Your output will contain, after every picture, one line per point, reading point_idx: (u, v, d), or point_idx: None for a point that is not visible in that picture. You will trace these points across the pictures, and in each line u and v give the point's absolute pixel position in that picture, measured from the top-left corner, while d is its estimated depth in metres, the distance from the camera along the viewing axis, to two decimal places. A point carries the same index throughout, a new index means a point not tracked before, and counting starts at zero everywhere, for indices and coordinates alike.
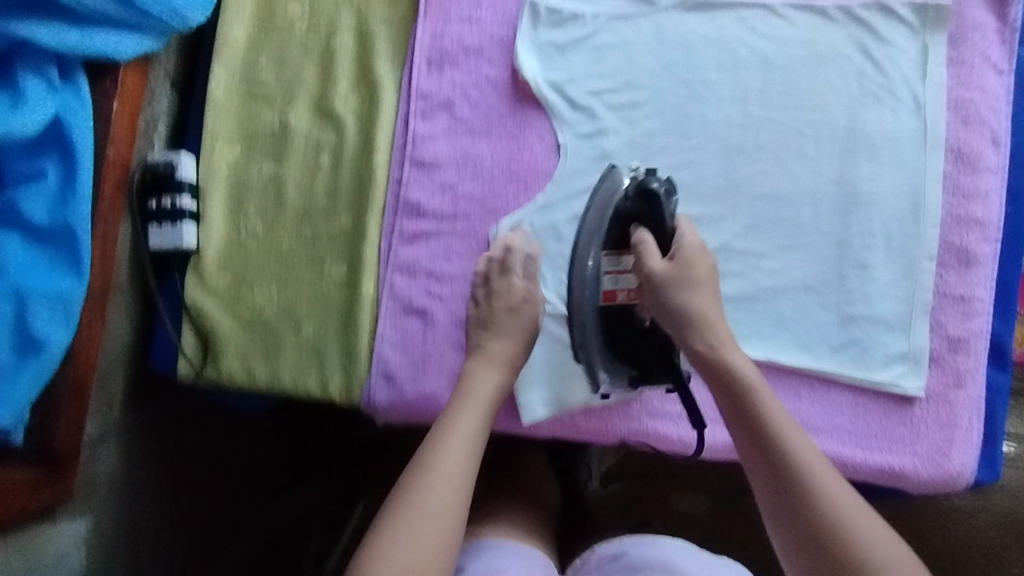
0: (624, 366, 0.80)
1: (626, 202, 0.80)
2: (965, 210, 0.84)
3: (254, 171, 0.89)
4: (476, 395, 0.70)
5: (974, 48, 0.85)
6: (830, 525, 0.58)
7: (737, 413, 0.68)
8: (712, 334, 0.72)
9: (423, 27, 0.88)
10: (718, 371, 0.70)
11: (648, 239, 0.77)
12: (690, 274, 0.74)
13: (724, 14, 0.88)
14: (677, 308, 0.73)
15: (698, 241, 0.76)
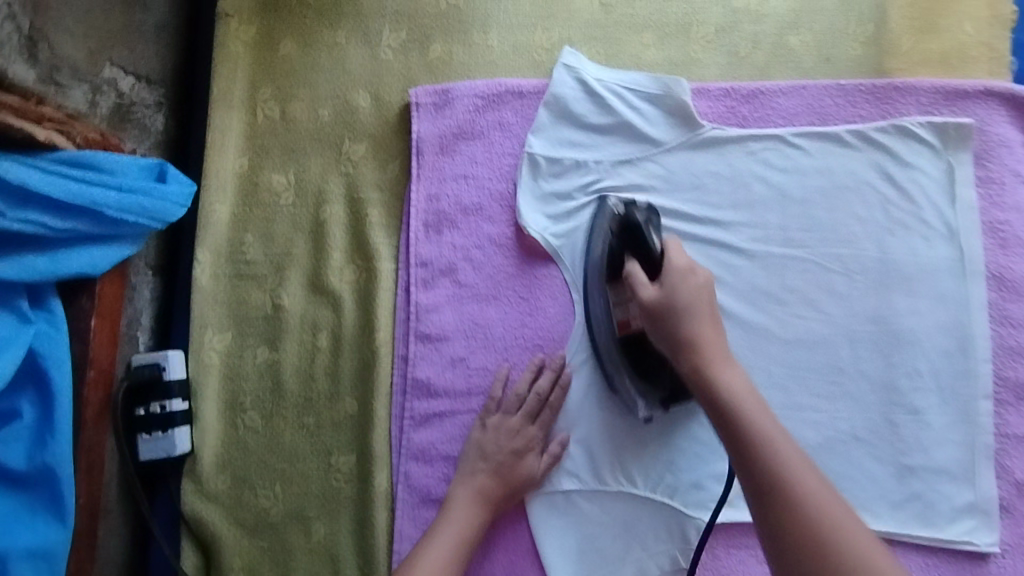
0: (652, 391, 0.76)
1: (613, 236, 0.76)
2: (1016, 341, 0.79)
3: (250, 359, 0.82)
4: (445, 524, 0.73)
5: (1003, 165, 0.80)
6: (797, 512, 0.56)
7: (734, 441, 0.60)
8: (701, 356, 0.65)
9: (417, 190, 0.83)
10: (712, 396, 0.62)
11: (633, 266, 0.71)
12: (678, 302, 0.67)
13: (734, 149, 0.82)
14: (670, 339, 0.67)
15: (684, 263, 0.70)
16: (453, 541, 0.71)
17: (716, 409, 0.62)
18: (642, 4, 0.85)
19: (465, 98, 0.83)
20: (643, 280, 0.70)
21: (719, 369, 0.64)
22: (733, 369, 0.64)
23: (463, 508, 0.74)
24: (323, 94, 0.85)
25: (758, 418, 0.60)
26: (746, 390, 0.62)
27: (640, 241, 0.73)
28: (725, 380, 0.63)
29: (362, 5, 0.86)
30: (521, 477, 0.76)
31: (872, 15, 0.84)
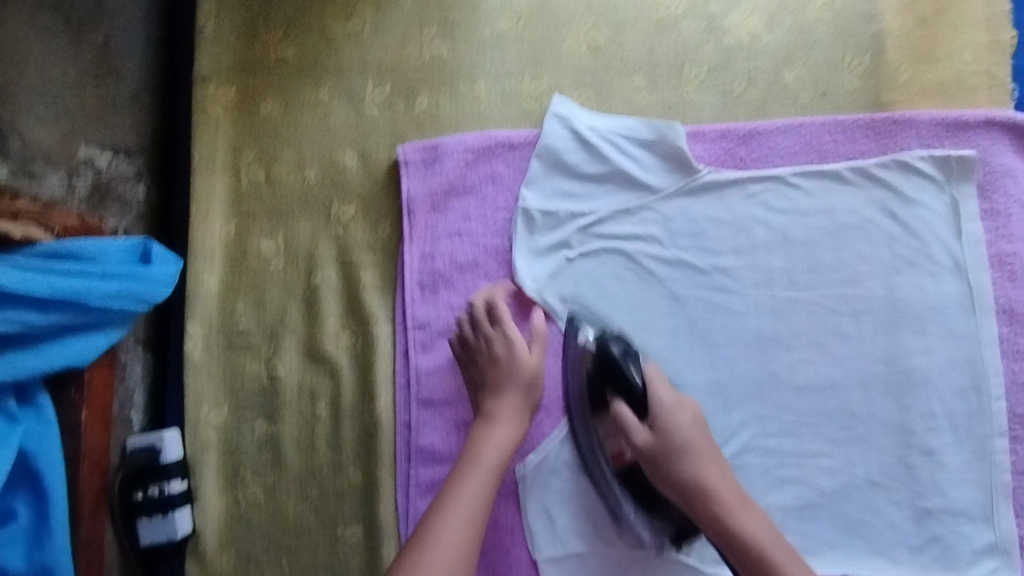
0: (660, 521, 0.75)
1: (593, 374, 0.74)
2: None
3: (248, 432, 0.80)
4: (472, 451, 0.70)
5: (1008, 196, 0.78)
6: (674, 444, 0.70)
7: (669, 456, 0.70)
8: (718, 506, 0.68)
9: (410, 250, 0.81)
10: (741, 547, 0.66)
11: (621, 407, 0.71)
12: (674, 442, 0.70)
13: (732, 192, 0.80)
14: (673, 481, 0.69)
15: (673, 400, 0.71)
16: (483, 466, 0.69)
17: (741, 555, 0.66)
18: (631, 46, 0.83)
19: (455, 154, 0.81)
20: (635, 422, 0.70)
21: (736, 517, 0.67)
22: (755, 513, 0.68)
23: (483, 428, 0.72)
24: (309, 154, 0.83)
25: (786, 566, 0.64)
26: (772, 539, 0.66)
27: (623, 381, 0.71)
28: (748, 528, 0.67)
29: (343, 61, 0.84)
30: (527, 375, 0.74)
31: (868, 45, 0.82)
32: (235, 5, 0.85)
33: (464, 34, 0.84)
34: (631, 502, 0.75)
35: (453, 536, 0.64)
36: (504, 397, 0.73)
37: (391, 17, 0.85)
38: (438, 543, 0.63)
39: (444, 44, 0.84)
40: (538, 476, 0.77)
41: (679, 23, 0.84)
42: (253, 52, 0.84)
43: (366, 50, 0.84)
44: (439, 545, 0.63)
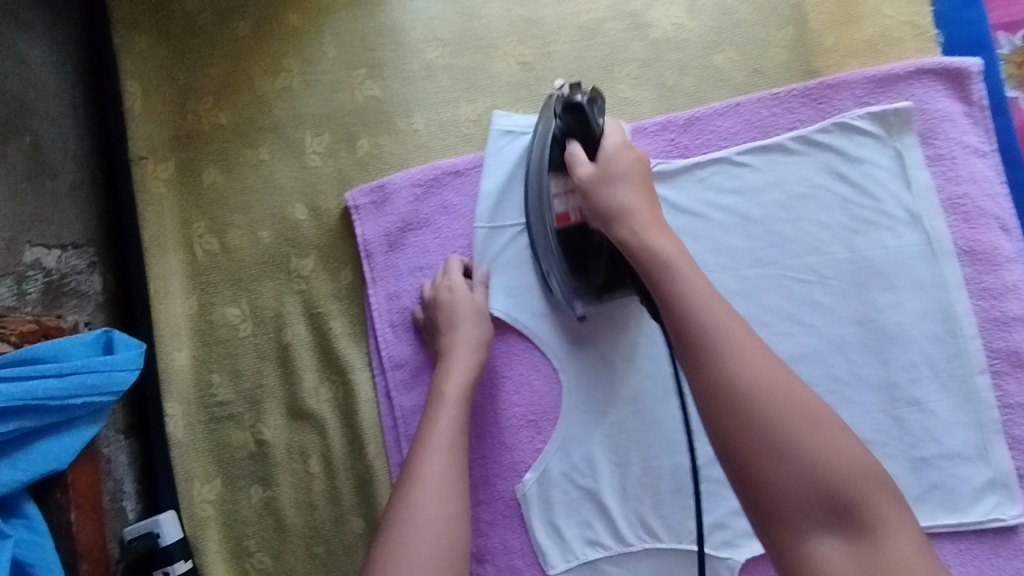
0: (587, 287, 0.76)
1: (556, 120, 0.72)
2: (1000, 311, 0.77)
3: (244, 501, 0.79)
4: (441, 391, 0.70)
5: (949, 139, 0.79)
6: (609, 172, 0.68)
7: (607, 194, 0.67)
8: (634, 222, 0.65)
9: (376, 293, 0.80)
10: (652, 261, 0.62)
11: (575, 148, 0.70)
12: (613, 172, 0.68)
13: (682, 180, 0.81)
14: (599, 213, 0.68)
15: (620, 144, 0.70)
16: (455, 404, 0.69)
17: (650, 272, 0.62)
18: (560, 56, 0.84)
19: (404, 190, 0.81)
20: (582, 158, 0.70)
21: (643, 229, 0.65)
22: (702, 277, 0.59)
23: (455, 371, 0.72)
24: (258, 215, 0.83)
25: (727, 326, 0.55)
26: (703, 282, 0.59)
27: (583, 124, 0.70)
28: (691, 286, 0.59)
29: (277, 117, 0.84)
30: (476, 308, 0.76)
31: (790, 17, 0.83)
32: (165, 83, 0.86)
33: (394, 70, 0.84)
34: (563, 269, 0.76)
35: (437, 470, 0.63)
36: (462, 333, 0.74)
37: (318, 65, 0.85)
38: (421, 483, 0.62)
39: (375, 83, 0.84)
40: (539, 491, 0.77)
41: (603, 25, 0.84)
42: (188, 124, 0.85)
43: (298, 102, 0.84)
44: (424, 482, 0.62)
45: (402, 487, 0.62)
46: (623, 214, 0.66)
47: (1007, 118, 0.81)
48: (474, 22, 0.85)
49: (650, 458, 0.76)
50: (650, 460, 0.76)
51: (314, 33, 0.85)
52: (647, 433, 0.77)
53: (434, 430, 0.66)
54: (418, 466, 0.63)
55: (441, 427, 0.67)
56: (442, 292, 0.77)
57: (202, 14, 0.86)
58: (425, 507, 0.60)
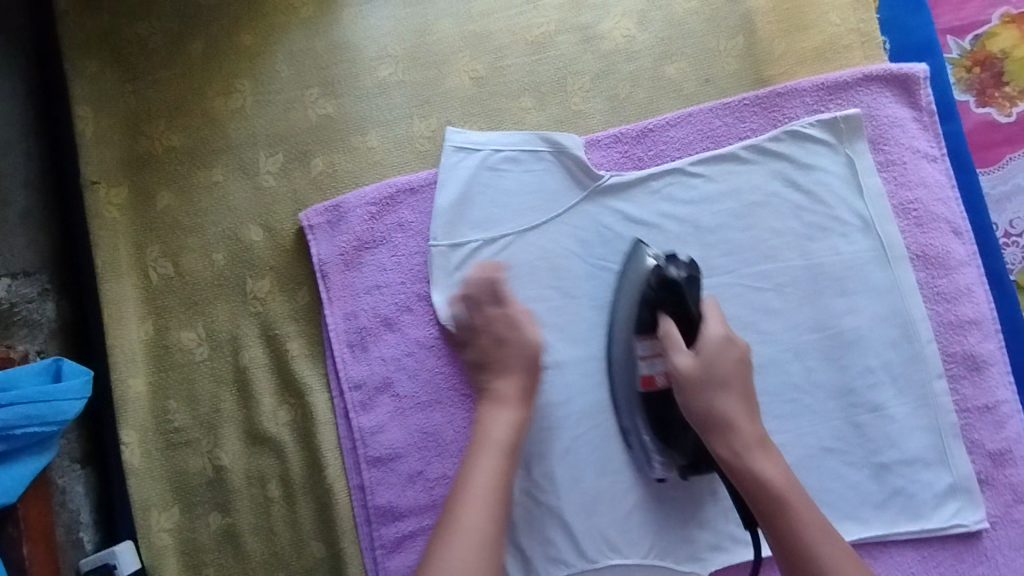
0: (672, 456, 0.74)
1: (648, 289, 0.73)
2: (954, 315, 0.77)
3: (202, 528, 0.78)
4: (491, 438, 0.70)
5: (900, 144, 0.80)
6: (715, 378, 0.70)
7: (709, 401, 0.70)
8: (739, 442, 0.69)
9: (332, 313, 0.80)
10: (763, 493, 0.67)
11: (671, 326, 0.71)
12: (718, 374, 0.70)
13: (637, 191, 0.81)
14: (697, 411, 0.70)
15: (723, 336, 0.71)
16: (499, 450, 0.69)
17: (765, 508, 0.67)
18: (512, 70, 0.84)
19: (358, 209, 0.80)
20: (682, 349, 0.71)
21: (747, 447, 0.69)
22: (809, 509, 0.67)
23: (499, 417, 0.72)
24: (213, 238, 0.82)
25: (820, 540, 0.65)
26: (814, 521, 0.66)
27: (678, 300, 0.71)
28: (800, 523, 0.66)
29: (231, 138, 0.83)
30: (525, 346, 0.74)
31: (739, 26, 0.83)
32: (117, 106, 0.85)
33: (347, 88, 0.84)
34: (651, 437, 0.75)
35: (474, 522, 0.64)
36: (507, 373, 0.73)
37: (272, 85, 0.84)
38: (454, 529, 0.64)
39: (329, 101, 0.84)
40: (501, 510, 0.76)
41: (555, 39, 0.84)
42: (140, 146, 0.84)
43: (252, 123, 0.84)
44: (459, 531, 0.64)
45: (440, 533, 0.65)
46: (729, 429, 0.69)
47: (956, 122, 0.82)
48: (427, 38, 0.85)
49: (609, 473, 0.77)
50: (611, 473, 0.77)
51: (267, 53, 0.85)
52: (607, 448, 0.77)
53: (475, 477, 0.67)
54: (461, 516, 0.65)
55: (483, 472, 0.68)
56: (484, 321, 0.75)
57: (153, 37, 0.86)
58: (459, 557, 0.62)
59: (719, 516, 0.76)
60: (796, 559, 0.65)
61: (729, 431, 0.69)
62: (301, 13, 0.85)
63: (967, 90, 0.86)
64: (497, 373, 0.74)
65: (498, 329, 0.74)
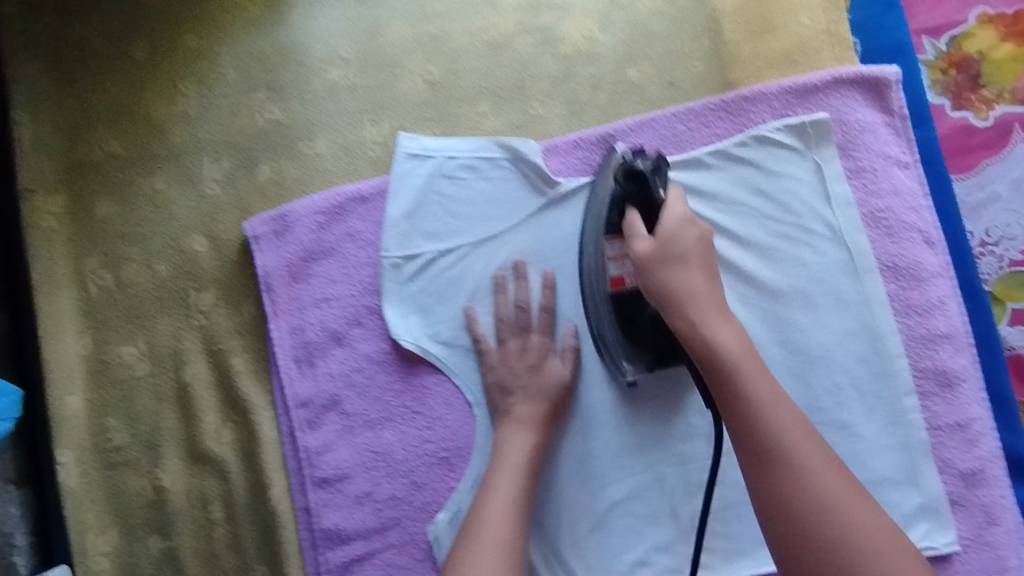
0: (638, 352, 0.71)
1: (617, 186, 0.69)
2: (926, 329, 0.74)
3: (142, 552, 0.75)
4: (508, 458, 0.69)
5: (870, 150, 0.76)
6: (673, 253, 0.63)
7: (665, 275, 0.62)
8: (690, 306, 0.61)
9: (278, 328, 0.76)
10: (716, 362, 0.58)
11: (633, 215, 0.66)
12: (676, 251, 0.63)
13: None
14: (652, 291, 0.63)
15: (683, 216, 0.64)
16: (518, 469, 0.68)
17: (715, 377, 0.58)
18: (467, 73, 0.80)
19: (305, 218, 0.77)
20: (641, 231, 0.65)
21: (701, 317, 0.60)
22: (763, 376, 0.57)
23: (515, 441, 0.70)
24: (154, 248, 0.79)
25: (774, 411, 0.55)
26: (769, 388, 0.56)
27: (644, 193, 0.66)
28: (752, 386, 0.56)
29: (174, 144, 0.80)
30: (552, 379, 0.73)
31: (704, 27, 0.80)
32: (56, 110, 0.81)
33: (296, 92, 0.80)
34: (619, 338, 0.72)
35: (497, 535, 0.62)
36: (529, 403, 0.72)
37: (217, 88, 0.81)
38: (481, 537, 0.62)
39: (277, 105, 0.80)
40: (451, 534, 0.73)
41: (512, 40, 0.81)
42: (79, 152, 0.81)
43: (196, 127, 0.80)
44: (482, 543, 0.61)
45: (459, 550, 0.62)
46: (684, 304, 0.61)
47: (928, 127, 0.78)
48: (379, 39, 0.81)
49: (564, 494, 0.74)
50: (569, 495, 0.74)
51: (212, 54, 0.81)
52: (563, 467, 0.75)
53: (493, 494, 0.66)
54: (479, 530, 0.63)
55: (502, 489, 0.66)
56: (511, 351, 0.74)
57: (94, 39, 0.82)
58: (486, 561, 0.60)
59: (681, 541, 0.73)
60: (744, 425, 0.55)
61: (685, 307, 0.61)
62: (248, 12, 0.82)
63: (943, 93, 0.83)
64: (517, 398, 0.72)
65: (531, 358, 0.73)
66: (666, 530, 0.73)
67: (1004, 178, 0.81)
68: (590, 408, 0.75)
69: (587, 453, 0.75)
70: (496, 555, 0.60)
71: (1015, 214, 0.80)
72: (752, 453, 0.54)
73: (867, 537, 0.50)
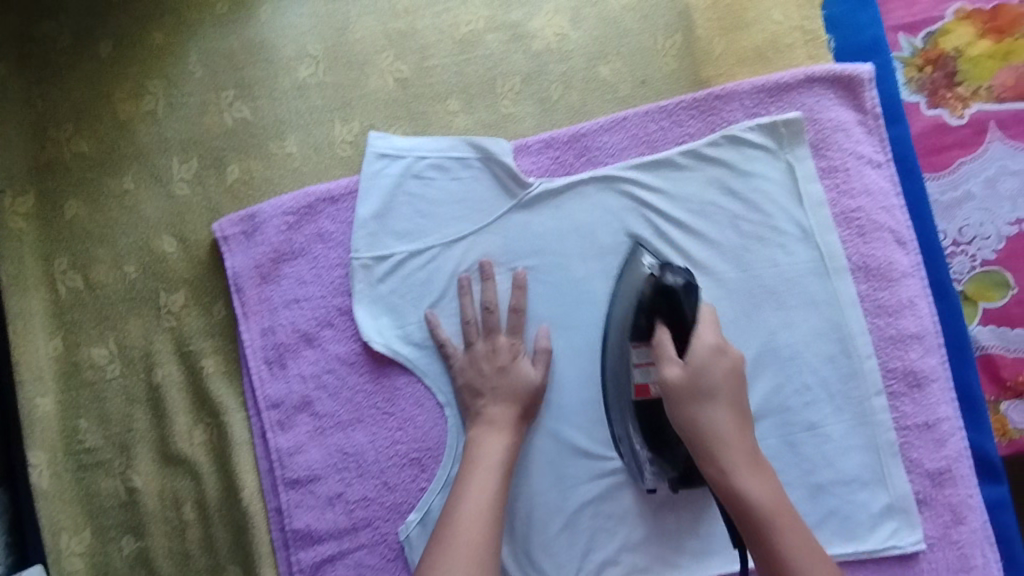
0: (665, 466, 0.71)
1: (644, 293, 0.71)
2: (895, 329, 0.74)
3: (116, 553, 0.75)
4: (484, 456, 0.69)
5: (842, 149, 0.76)
6: (702, 390, 0.64)
7: (694, 414, 0.64)
8: (727, 464, 0.62)
9: (248, 329, 0.76)
10: (749, 517, 0.60)
11: (664, 336, 0.67)
12: (706, 384, 0.64)
13: (569, 199, 0.77)
14: (683, 427, 0.65)
15: (713, 345, 0.66)
16: (494, 468, 0.68)
17: (750, 533, 0.60)
18: (437, 71, 0.80)
19: (274, 219, 0.76)
20: (670, 356, 0.66)
21: (739, 473, 0.62)
22: (795, 529, 0.59)
23: (486, 442, 0.70)
24: (123, 249, 0.78)
25: (806, 567, 0.57)
26: (802, 543, 0.59)
27: (676, 310, 0.67)
28: (786, 542, 0.59)
29: (141, 143, 0.79)
30: (521, 380, 0.73)
31: (677, 24, 0.79)
32: (22, 109, 0.81)
33: (264, 90, 0.79)
34: (643, 447, 0.72)
35: (472, 532, 0.63)
36: (500, 403, 0.72)
37: (184, 87, 0.80)
38: (455, 536, 0.62)
39: (245, 104, 0.79)
40: (422, 534, 0.73)
41: (483, 37, 0.80)
42: (47, 152, 0.80)
43: (164, 126, 0.79)
44: (457, 542, 0.62)
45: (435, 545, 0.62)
46: (716, 448, 0.63)
47: (902, 125, 0.78)
48: (348, 36, 0.80)
49: (535, 494, 0.75)
50: (540, 494, 0.75)
51: (180, 52, 0.80)
52: (535, 467, 0.75)
53: (468, 492, 0.66)
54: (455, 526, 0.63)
55: (477, 488, 0.66)
56: (482, 351, 0.74)
57: (61, 36, 0.81)
58: (462, 557, 0.60)
59: (651, 540, 0.73)
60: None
61: (716, 451, 0.63)
62: (215, 10, 0.81)
63: (918, 91, 0.82)
64: (487, 399, 0.72)
65: (501, 359, 0.73)
66: (636, 530, 0.74)
67: (978, 177, 0.81)
68: (561, 409, 0.75)
69: (558, 453, 0.75)
70: (467, 559, 0.60)
71: (989, 213, 0.80)
72: None
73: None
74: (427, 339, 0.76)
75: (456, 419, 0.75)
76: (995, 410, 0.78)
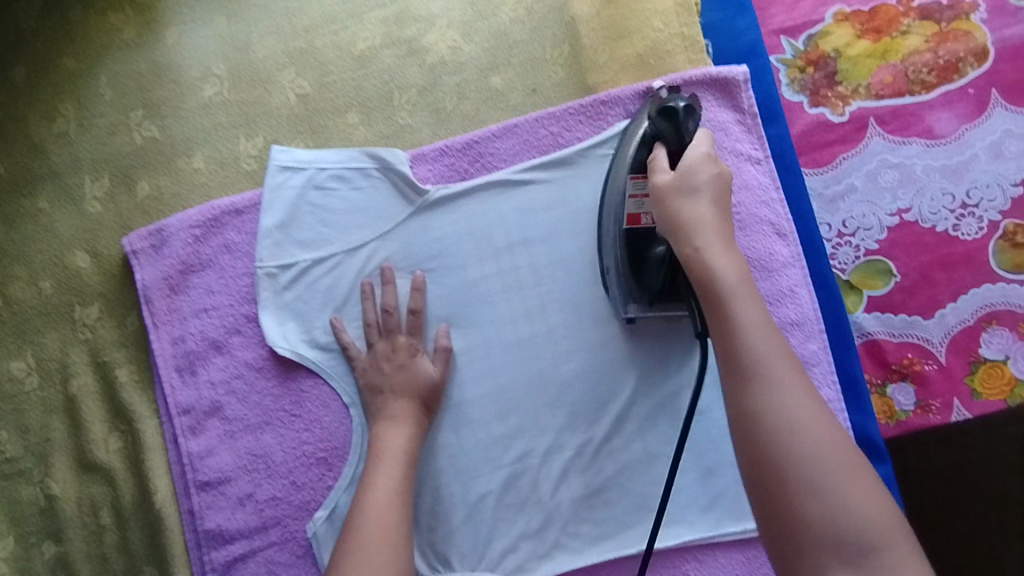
0: (642, 294, 0.73)
1: (647, 121, 0.69)
2: (777, 317, 0.78)
3: (37, 557, 0.78)
4: (389, 452, 0.71)
5: (722, 148, 0.80)
6: (689, 180, 0.62)
7: (675, 205, 0.62)
8: (701, 242, 0.59)
9: (159, 338, 0.79)
10: (711, 283, 0.57)
11: (661, 151, 0.66)
12: (696, 180, 0.62)
13: (465, 203, 0.80)
14: (665, 218, 0.62)
15: (709, 151, 0.64)
16: (397, 462, 0.71)
17: (707, 296, 0.57)
18: (337, 86, 0.83)
19: (181, 232, 0.80)
20: (665, 161, 0.65)
21: (708, 247, 0.59)
22: (758, 305, 0.56)
23: (386, 437, 0.73)
24: (39, 265, 0.81)
25: (761, 336, 0.54)
26: (758, 315, 0.55)
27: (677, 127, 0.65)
28: (745, 314, 0.55)
29: (55, 164, 0.83)
30: (422, 378, 0.76)
31: (564, 35, 0.83)
32: None
33: (172, 110, 0.83)
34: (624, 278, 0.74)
35: (379, 523, 0.65)
36: (402, 400, 0.75)
37: (94, 109, 0.83)
38: (364, 529, 0.65)
39: (153, 123, 0.83)
40: (329, 530, 0.76)
41: (379, 53, 0.84)
42: None
43: (76, 147, 0.83)
44: (367, 533, 0.65)
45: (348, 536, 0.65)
46: (694, 237, 0.60)
47: (780, 124, 0.82)
48: (251, 55, 0.84)
49: (442, 488, 0.77)
50: (441, 488, 0.77)
51: (91, 76, 0.84)
52: (438, 462, 0.78)
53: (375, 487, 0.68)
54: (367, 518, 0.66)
55: (381, 483, 0.69)
56: (382, 352, 0.77)
57: None
58: (373, 548, 0.63)
59: (549, 527, 0.76)
60: (730, 352, 0.54)
61: (694, 240, 0.60)
62: (124, 35, 0.85)
63: (801, 91, 0.87)
64: (389, 397, 0.75)
65: (401, 358, 0.76)
66: (535, 518, 0.77)
67: (860, 170, 0.84)
68: (462, 405, 0.78)
69: (459, 448, 0.78)
70: (376, 547, 0.63)
71: (871, 205, 0.83)
72: (731, 365, 0.54)
73: (833, 467, 0.49)
74: (331, 342, 0.79)
75: (360, 418, 0.78)
76: (882, 393, 0.80)
